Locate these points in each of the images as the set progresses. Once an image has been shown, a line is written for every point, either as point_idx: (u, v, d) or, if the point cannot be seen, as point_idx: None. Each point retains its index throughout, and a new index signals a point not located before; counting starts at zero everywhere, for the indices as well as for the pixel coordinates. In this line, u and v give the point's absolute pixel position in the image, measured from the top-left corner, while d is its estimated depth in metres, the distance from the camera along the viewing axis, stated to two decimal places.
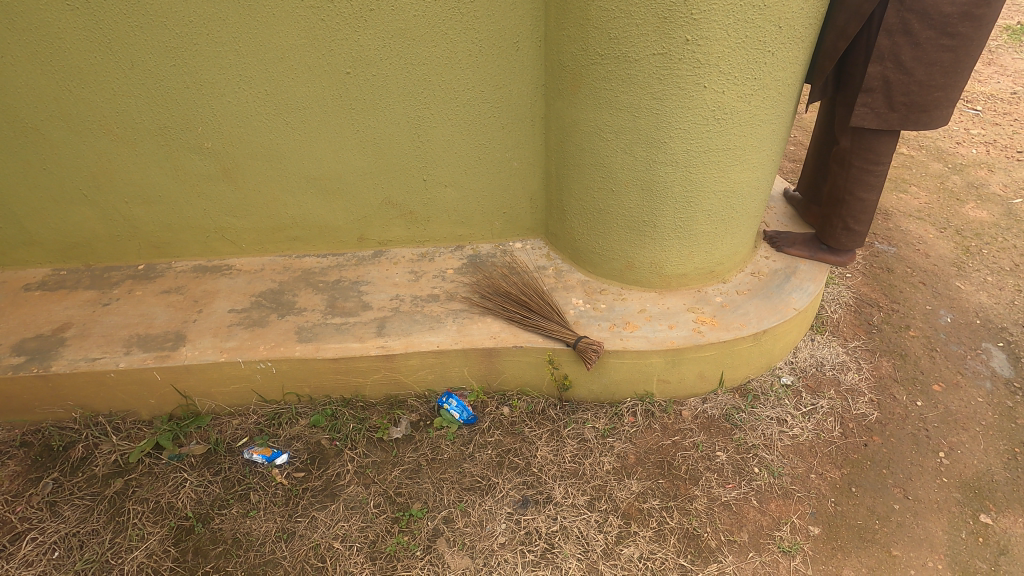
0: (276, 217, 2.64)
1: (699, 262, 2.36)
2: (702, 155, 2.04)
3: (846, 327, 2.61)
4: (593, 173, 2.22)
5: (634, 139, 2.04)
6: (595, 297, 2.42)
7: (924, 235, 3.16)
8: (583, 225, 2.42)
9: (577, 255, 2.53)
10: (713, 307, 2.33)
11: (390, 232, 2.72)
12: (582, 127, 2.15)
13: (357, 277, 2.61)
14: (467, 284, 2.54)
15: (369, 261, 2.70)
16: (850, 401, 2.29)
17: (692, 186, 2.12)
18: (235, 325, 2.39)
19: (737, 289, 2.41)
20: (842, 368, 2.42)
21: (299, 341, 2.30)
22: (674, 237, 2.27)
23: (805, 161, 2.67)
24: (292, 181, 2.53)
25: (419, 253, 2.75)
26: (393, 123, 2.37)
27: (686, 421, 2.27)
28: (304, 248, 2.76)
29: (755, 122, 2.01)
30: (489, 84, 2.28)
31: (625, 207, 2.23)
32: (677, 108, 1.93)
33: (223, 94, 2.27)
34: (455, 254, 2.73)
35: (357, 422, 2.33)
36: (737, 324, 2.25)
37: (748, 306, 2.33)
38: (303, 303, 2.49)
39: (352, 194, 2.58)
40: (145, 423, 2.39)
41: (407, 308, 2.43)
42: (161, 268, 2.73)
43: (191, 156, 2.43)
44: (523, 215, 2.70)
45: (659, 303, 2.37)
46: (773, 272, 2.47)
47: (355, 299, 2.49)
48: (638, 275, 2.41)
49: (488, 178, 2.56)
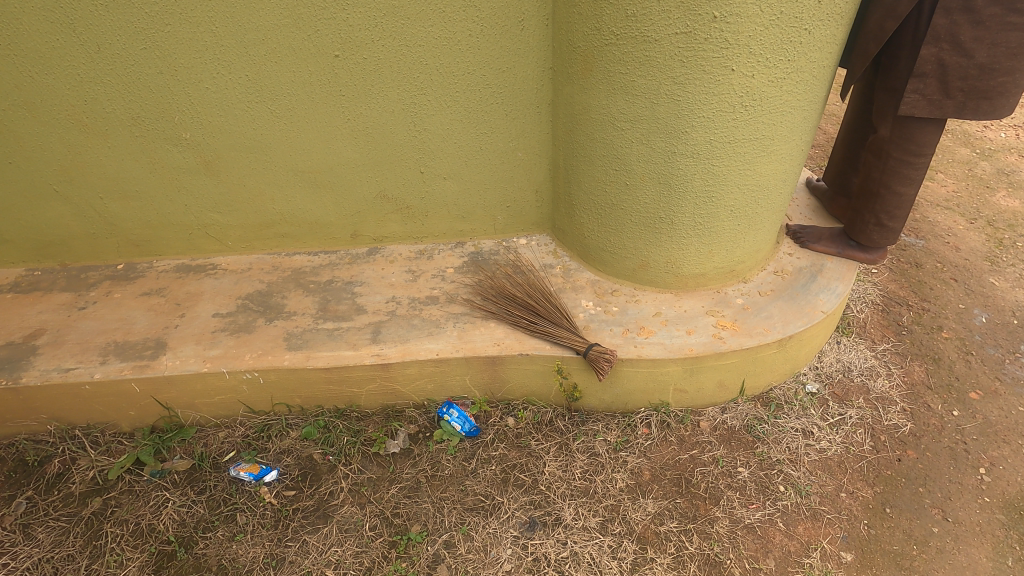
0: (262, 212, 2.46)
1: (719, 261, 2.18)
2: (727, 146, 1.85)
3: (874, 328, 2.44)
4: (606, 165, 2.04)
5: (652, 129, 1.85)
6: (606, 299, 2.25)
7: (953, 226, 2.97)
8: (593, 221, 2.24)
9: (586, 252, 2.36)
10: (734, 310, 2.16)
11: (385, 228, 2.54)
12: (594, 115, 1.96)
13: (350, 277, 2.44)
14: (468, 285, 2.36)
15: (363, 259, 2.52)
16: (881, 410, 2.13)
17: (715, 180, 1.94)
18: (221, 331, 2.22)
19: (759, 289, 2.23)
20: (871, 374, 2.25)
21: (288, 349, 2.14)
22: (693, 235, 2.09)
23: (832, 149, 2.47)
24: (278, 174, 2.34)
25: (417, 250, 2.57)
26: (387, 110, 2.17)
27: (705, 433, 2.12)
28: (294, 245, 2.58)
29: (787, 108, 1.81)
30: (492, 67, 2.08)
31: (640, 203, 2.05)
32: (701, 94, 1.73)
33: (201, 81, 2.07)
34: (455, 250, 2.55)
35: (351, 435, 2.18)
36: (761, 330, 2.08)
37: (772, 309, 2.16)
38: (292, 306, 2.32)
39: (344, 189, 2.40)
40: (126, 435, 2.25)
41: (403, 312, 2.26)
42: (141, 267, 2.55)
43: (169, 148, 2.24)
44: (528, 209, 2.52)
45: (675, 305, 2.20)
46: (798, 271, 2.29)
47: (349, 301, 2.32)
48: (652, 275, 2.23)
49: (489, 169, 2.37)
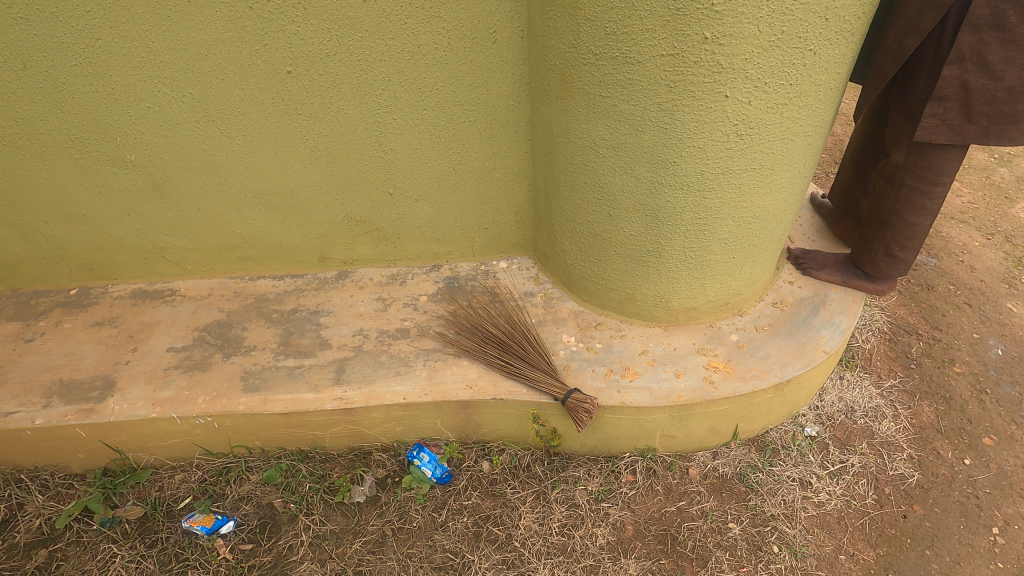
0: (221, 236, 2.29)
1: (713, 295, 2.00)
2: (720, 177, 1.66)
3: (880, 360, 2.27)
4: (587, 193, 1.85)
5: (637, 157, 1.66)
6: (589, 334, 2.08)
7: (968, 243, 2.77)
8: (576, 248, 2.06)
9: (570, 280, 2.18)
10: (727, 348, 1.98)
11: (355, 251, 2.36)
12: (574, 140, 1.76)
13: (316, 305, 2.27)
14: (441, 316, 2.19)
15: (332, 284, 2.36)
16: (886, 457, 1.97)
17: (707, 213, 1.74)
18: (174, 368, 2.07)
19: (756, 324, 2.05)
20: (876, 415, 2.08)
21: (245, 391, 1.98)
22: (683, 269, 1.91)
23: (840, 165, 2.27)
24: (236, 196, 2.16)
25: (390, 274, 2.39)
26: (349, 130, 1.98)
27: (694, 482, 1.96)
28: (257, 268, 2.41)
29: (788, 136, 1.61)
30: (462, 83, 1.88)
31: (625, 234, 1.87)
32: (691, 122, 1.54)
33: (142, 99, 1.88)
34: (430, 275, 2.37)
35: (315, 480, 2.04)
36: (756, 373, 1.90)
37: (769, 347, 1.98)
38: (252, 340, 2.16)
39: (308, 211, 2.22)
40: (77, 478, 2.11)
41: (370, 348, 2.10)
42: (95, 293, 2.39)
43: (114, 170, 2.06)
44: (508, 231, 2.34)
45: (664, 342, 2.02)
46: (799, 303, 2.11)
47: (313, 334, 2.16)
48: (639, 308, 2.06)
49: (464, 190, 2.19)
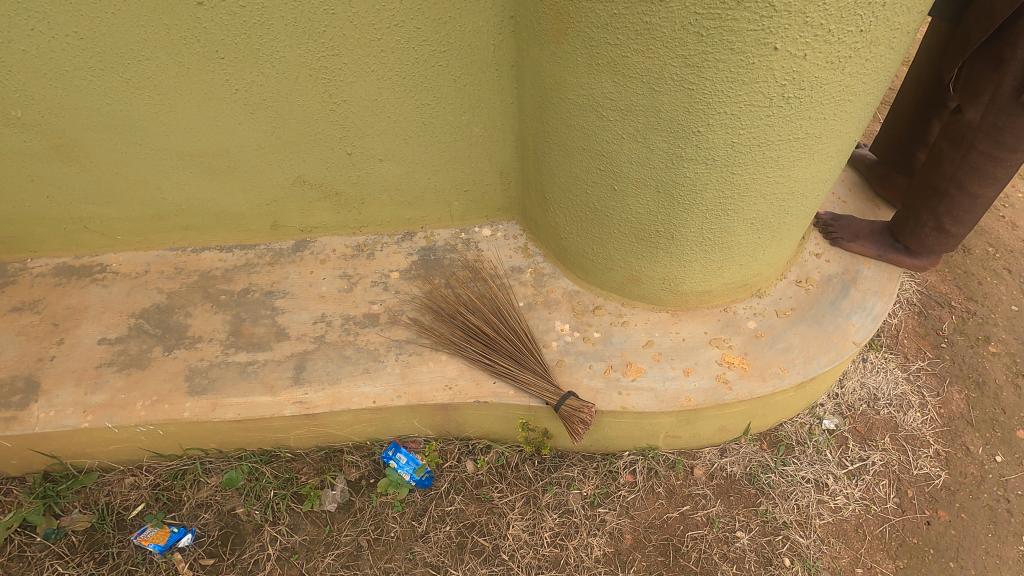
0: (151, 203, 1.93)
1: (730, 278, 1.71)
2: (754, 150, 1.31)
3: (908, 339, 2.04)
4: (586, 161, 1.50)
5: (651, 123, 1.30)
6: (586, 321, 1.80)
7: (1010, 194, 2.46)
8: (571, 222, 1.73)
9: (563, 254, 1.87)
10: (743, 339, 1.73)
11: (313, 217, 2.02)
12: (570, 96, 1.38)
13: (271, 285, 1.96)
14: (415, 298, 1.90)
15: (288, 257, 2.03)
16: (910, 454, 1.79)
17: (733, 190, 1.41)
18: (107, 366, 1.79)
19: (776, 308, 1.78)
20: (901, 404, 1.88)
21: (190, 393, 1.73)
22: (698, 252, 1.60)
23: (896, 108, 1.93)
24: (160, 157, 1.78)
25: (355, 243, 2.06)
26: (288, 78, 1.58)
27: (699, 483, 1.78)
28: (200, 238, 2.06)
29: (845, 97, 1.25)
30: (428, 17, 1.46)
31: (631, 212, 1.54)
32: (724, 82, 1.17)
33: (14, 40, 1.46)
34: (402, 245, 2.05)
35: (281, 484, 1.84)
36: (776, 370, 1.66)
37: (791, 337, 1.72)
38: (197, 328, 1.87)
39: (251, 174, 1.85)
40: (15, 482, 1.89)
41: (334, 339, 1.82)
42: (12, 269, 2.05)
43: (2, 129, 1.66)
44: (492, 193, 1.99)
45: (672, 331, 1.76)
46: (827, 281, 1.83)
47: (267, 321, 1.87)
48: (644, 291, 1.77)
49: (437, 148, 1.82)
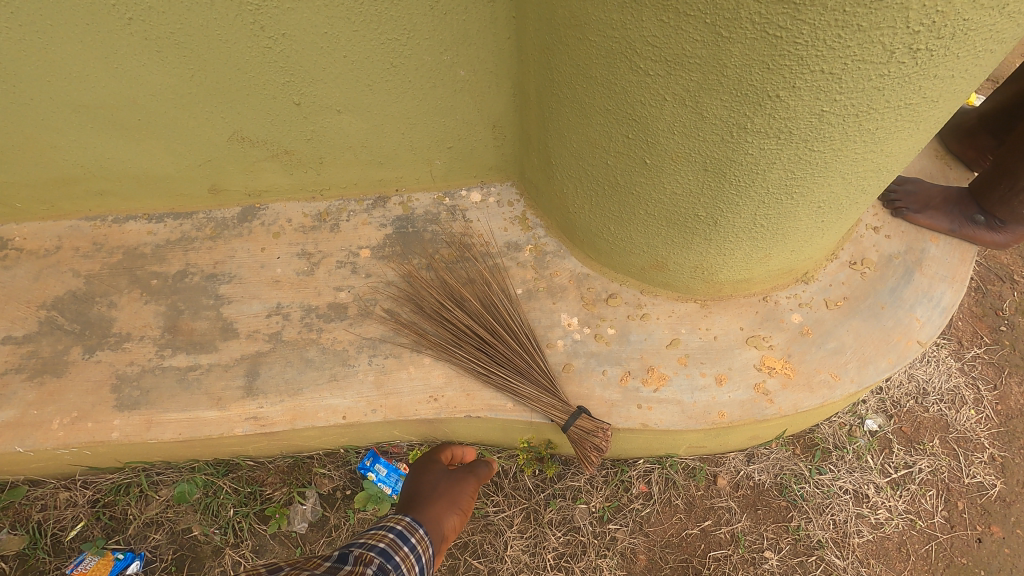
0: (49, 166, 1.52)
1: (776, 265, 1.40)
2: (849, 122, 0.94)
3: (963, 320, 1.77)
4: (610, 124, 1.12)
5: (708, 82, 0.92)
6: (597, 313, 1.49)
7: None
8: (584, 197, 1.37)
9: (572, 230, 1.53)
10: (786, 337, 1.44)
11: (260, 179, 1.63)
12: (593, 36, 0.98)
13: (213, 266, 1.61)
14: (391, 283, 1.57)
15: (233, 229, 1.66)
16: (962, 459, 1.58)
17: (806, 170, 1.06)
18: (15, 374, 1.47)
19: (826, 298, 1.49)
20: (954, 400, 1.65)
21: (119, 408, 1.42)
22: (745, 238, 1.27)
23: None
24: (47, 109, 1.36)
25: (315, 211, 1.69)
26: (200, 3, 1.15)
27: (722, 494, 1.57)
28: (122, 205, 1.67)
29: (989, 47, 0.87)
30: None
31: (664, 192, 1.18)
32: (831, 27, 0.78)
33: None
34: (373, 213, 1.68)
35: (243, 501, 1.59)
36: (825, 378, 1.39)
37: (843, 335, 1.44)
38: (124, 323, 1.53)
39: (173, 130, 1.44)
40: None
41: (293, 337, 1.50)
42: None
43: None
44: (482, 150, 1.60)
45: (701, 327, 1.46)
46: (886, 263, 1.52)
47: (211, 314, 1.54)
48: (670, 278, 1.46)
49: (412, 97, 1.41)
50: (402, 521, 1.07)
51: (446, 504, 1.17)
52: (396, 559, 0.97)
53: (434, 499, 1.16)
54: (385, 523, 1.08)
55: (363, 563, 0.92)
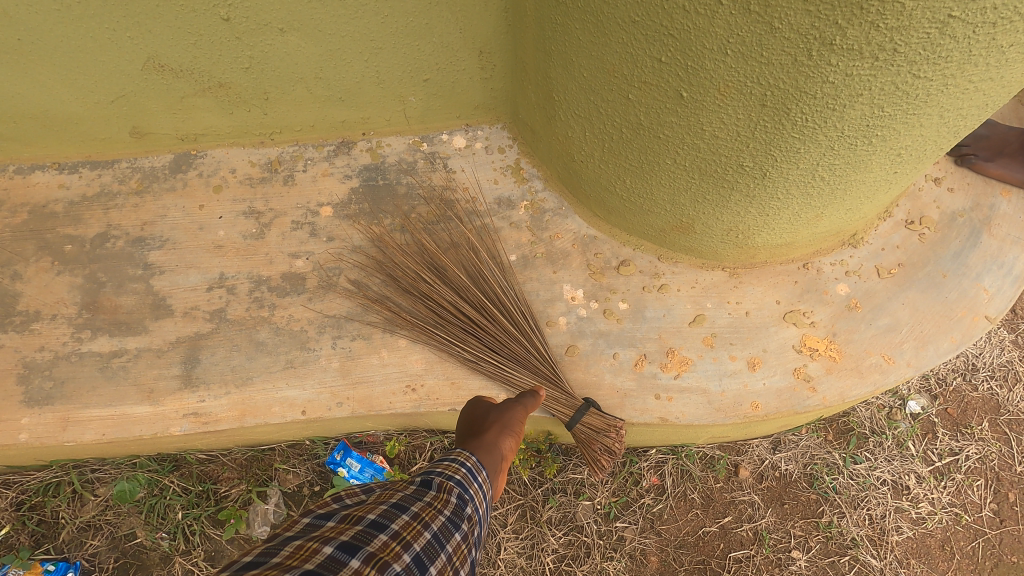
0: None
1: (826, 226, 1.15)
2: (978, 33, 0.67)
3: None
4: (637, 42, 0.84)
5: None
6: (606, 284, 1.24)
7: None
8: (593, 142, 1.10)
9: (576, 183, 1.26)
10: (831, 312, 1.21)
11: (191, 120, 1.32)
12: None
13: (140, 228, 1.32)
14: (358, 248, 1.30)
15: (163, 182, 1.36)
16: (1014, 445, 1.40)
17: (900, 105, 0.79)
18: None
19: (877, 264, 1.25)
20: (1006, 377, 1.45)
21: (29, 404, 1.18)
22: (798, 195, 1.01)
23: None
24: None
25: (264, 158, 1.39)
26: None
27: (745, 487, 1.38)
28: (23, 152, 1.36)
29: None
30: None
31: (703, 135, 0.91)
32: None
33: None
34: (335, 161, 1.39)
35: (194, 502, 1.37)
36: (877, 360, 1.17)
37: (899, 308, 1.21)
38: (32, 299, 1.26)
39: (68, 54, 1.13)
40: None
41: (240, 315, 1.24)
42: None
43: None
44: (466, 83, 1.30)
45: (730, 300, 1.23)
46: (949, 222, 1.28)
47: (138, 287, 1.27)
48: (695, 242, 1.21)
49: (375, 12, 1.10)
50: (468, 459, 0.90)
51: (499, 430, 0.98)
52: (470, 494, 0.85)
53: (487, 429, 0.98)
54: (448, 457, 0.91)
55: (442, 495, 0.81)
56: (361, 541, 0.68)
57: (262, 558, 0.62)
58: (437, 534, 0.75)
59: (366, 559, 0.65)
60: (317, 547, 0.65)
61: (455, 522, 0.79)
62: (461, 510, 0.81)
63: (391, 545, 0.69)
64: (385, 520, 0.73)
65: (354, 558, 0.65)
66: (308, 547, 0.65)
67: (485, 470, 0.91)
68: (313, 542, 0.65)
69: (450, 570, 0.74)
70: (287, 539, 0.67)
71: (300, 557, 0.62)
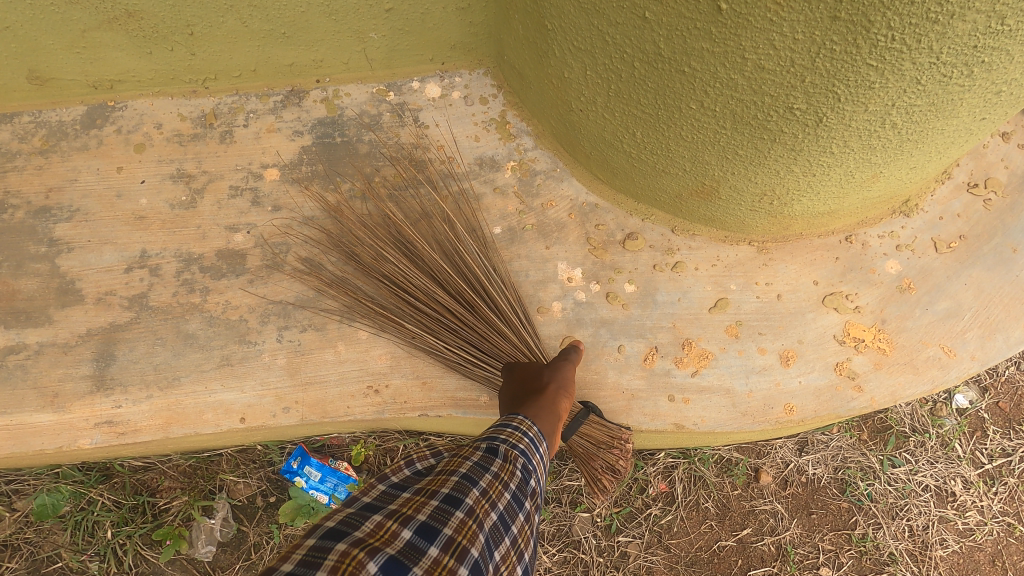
0: None
1: (881, 189, 0.93)
2: None
3: None
4: None
5: None
6: (609, 263, 1.03)
7: None
8: (597, 84, 0.87)
9: (574, 140, 1.03)
10: (880, 296, 1.01)
11: (101, 62, 1.07)
12: None
13: (45, 196, 1.09)
14: (310, 218, 1.07)
15: (73, 138, 1.12)
16: None
17: None
18: None
19: (934, 237, 1.04)
20: None
21: None
22: (858, 148, 0.79)
23: None
24: None
25: (196, 110, 1.15)
26: None
27: (766, 495, 1.18)
28: None
29: None
30: None
31: (745, 67, 0.69)
32: None
33: None
34: (283, 113, 1.15)
35: (127, 518, 1.17)
36: (935, 353, 0.99)
37: (960, 290, 1.02)
38: None
39: None
40: None
41: (166, 302, 1.03)
42: None
43: None
44: (439, 15, 1.06)
45: (758, 282, 1.02)
46: (1020, 186, 1.06)
47: (43, 268, 1.04)
48: (717, 211, 0.99)
49: None
50: (531, 428, 0.76)
51: (557, 391, 0.83)
52: (532, 466, 0.72)
53: (545, 391, 0.82)
54: (507, 422, 0.76)
55: (507, 468, 0.69)
56: (439, 521, 0.60)
57: (346, 527, 0.57)
58: (504, 513, 0.65)
59: (445, 545, 0.58)
60: (398, 529, 0.57)
61: (519, 500, 0.68)
62: (526, 486, 0.70)
63: (468, 524, 0.61)
64: (459, 494, 0.63)
65: (432, 544, 0.57)
66: (387, 527, 0.57)
67: (546, 440, 0.77)
68: (393, 520, 0.58)
69: (513, 554, 0.65)
70: (366, 508, 0.61)
71: (378, 541, 0.55)
